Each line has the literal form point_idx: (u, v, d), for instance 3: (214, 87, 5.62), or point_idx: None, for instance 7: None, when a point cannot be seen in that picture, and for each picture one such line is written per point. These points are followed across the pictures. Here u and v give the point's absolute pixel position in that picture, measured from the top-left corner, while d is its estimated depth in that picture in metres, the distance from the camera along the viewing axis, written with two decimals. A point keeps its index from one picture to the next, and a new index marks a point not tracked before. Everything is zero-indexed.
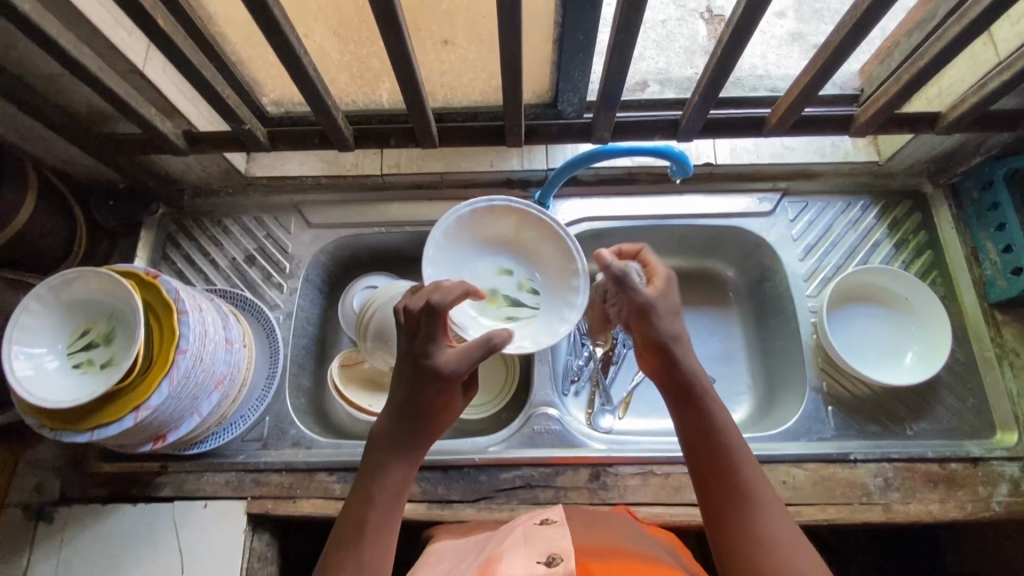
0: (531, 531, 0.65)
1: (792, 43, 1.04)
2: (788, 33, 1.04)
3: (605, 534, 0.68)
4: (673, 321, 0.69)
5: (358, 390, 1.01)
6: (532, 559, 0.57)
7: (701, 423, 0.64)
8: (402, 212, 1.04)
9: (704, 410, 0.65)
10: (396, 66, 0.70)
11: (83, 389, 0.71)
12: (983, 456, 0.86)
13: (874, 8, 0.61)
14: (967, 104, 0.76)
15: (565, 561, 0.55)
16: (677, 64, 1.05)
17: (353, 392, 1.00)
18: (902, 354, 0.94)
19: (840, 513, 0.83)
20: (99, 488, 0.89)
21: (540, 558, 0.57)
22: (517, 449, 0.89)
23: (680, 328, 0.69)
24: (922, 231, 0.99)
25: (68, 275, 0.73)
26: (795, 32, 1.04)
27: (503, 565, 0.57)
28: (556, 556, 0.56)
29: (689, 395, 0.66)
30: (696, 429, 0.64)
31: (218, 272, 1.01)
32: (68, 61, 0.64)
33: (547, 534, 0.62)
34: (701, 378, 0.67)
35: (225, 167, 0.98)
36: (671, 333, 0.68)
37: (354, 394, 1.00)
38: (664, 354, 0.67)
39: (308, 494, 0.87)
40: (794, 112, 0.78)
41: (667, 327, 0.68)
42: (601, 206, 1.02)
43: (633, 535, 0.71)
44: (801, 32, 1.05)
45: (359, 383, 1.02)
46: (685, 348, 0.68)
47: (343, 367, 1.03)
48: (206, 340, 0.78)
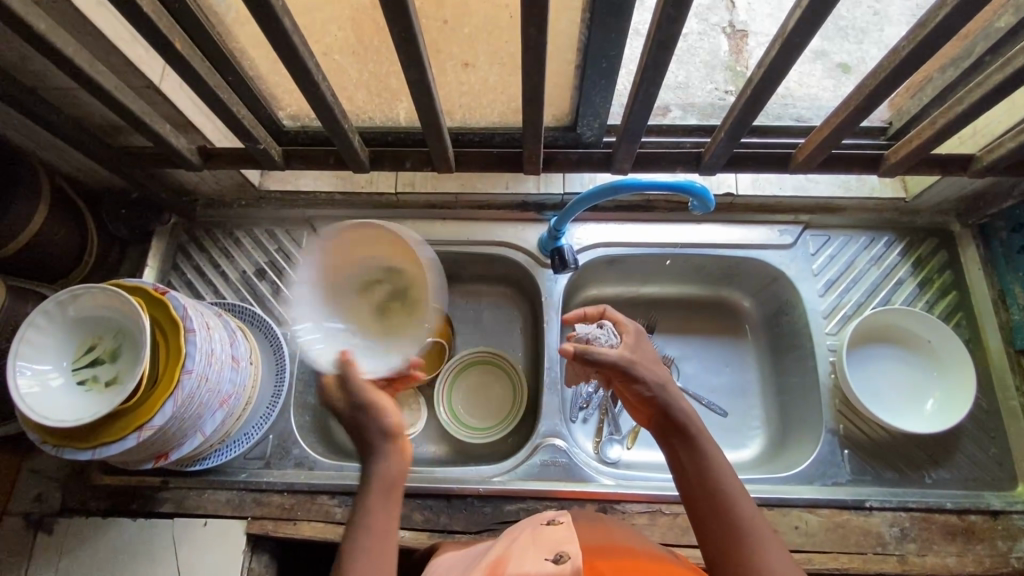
0: (538, 531, 0.61)
1: (815, 61, 1.02)
2: (811, 50, 1.03)
3: (614, 537, 0.63)
4: (657, 371, 0.68)
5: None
6: (540, 556, 0.54)
7: (696, 467, 0.61)
8: (415, 230, 1.03)
9: (696, 453, 0.62)
10: (416, 91, 0.68)
11: (87, 408, 0.70)
12: (1003, 509, 0.83)
13: (915, 54, 0.58)
14: (1003, 149, 0.74)
15: (573, 559, 0.51)
16: (697, 79, 1.05)
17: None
18: (923, 401, 0.91)
19: (853, 562, 0.81)
20: (100, 501, 0.88)
21: (549, 555, 0.53)
22: (522, 480, 0.88)
23: (664, 377, 0.67)
24: (947, 271, 0.96)
25: (75, 290, 0.72)
26: (818, 50, 1.03)
27: (511, 564, 0.53)
28: (565, 554, 0.52)
29: (680, 440, 0.63)
30: (693, 476, 0.61)
31: (228, 285, 1.00)
32: (84, 79, 0.63)
33: (554, 533, 0.59)
34: (695, 423, 0.64)
35: (239, 181, 0.97)
36: (657, 384, 0.66)
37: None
38: (655, 406, 0.65)
39: (309, 517, 0.86)
40: (823, 150, 0.76)
41: (649, 375, 0.66)
42: (617, 231, 1.01)
43: (641, 539, 0.66)
44: (825, 49, 1.03)
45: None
46: (674, 395, 0.66)
47: None
48: (213, 359, 0.76)
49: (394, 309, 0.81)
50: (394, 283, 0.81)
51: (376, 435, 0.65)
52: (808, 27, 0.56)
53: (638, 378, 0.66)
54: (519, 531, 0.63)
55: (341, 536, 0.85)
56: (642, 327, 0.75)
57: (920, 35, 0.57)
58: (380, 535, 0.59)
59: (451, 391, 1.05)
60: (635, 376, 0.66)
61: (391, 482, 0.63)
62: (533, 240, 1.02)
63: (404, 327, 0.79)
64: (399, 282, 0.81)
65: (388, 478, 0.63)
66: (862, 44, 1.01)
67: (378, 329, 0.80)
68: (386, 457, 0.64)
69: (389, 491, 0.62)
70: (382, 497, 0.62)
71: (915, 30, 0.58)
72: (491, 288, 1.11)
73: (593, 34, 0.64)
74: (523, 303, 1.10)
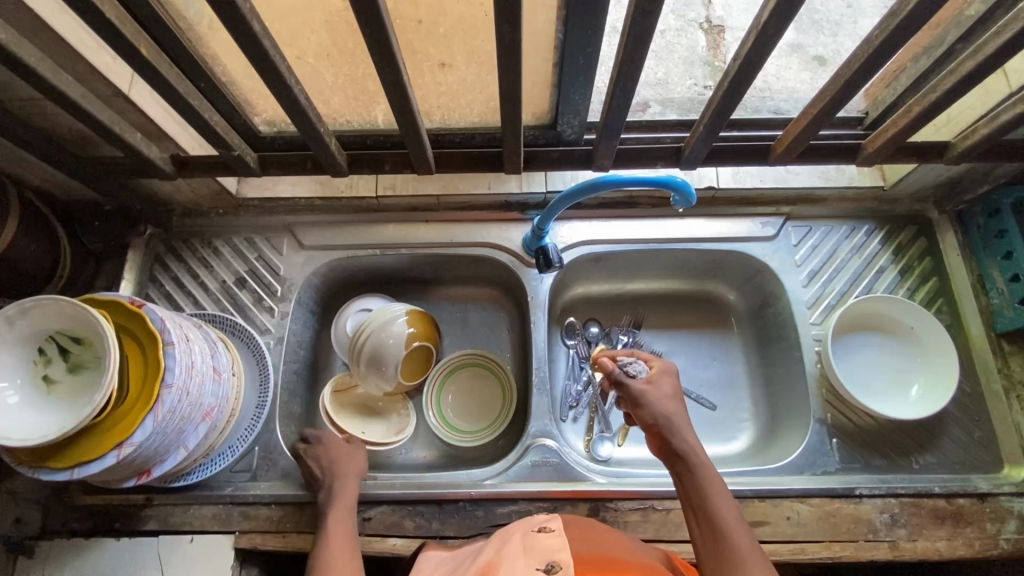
0: (528, 538, 0.61)
1: (791, 54, 1.03)
2: (787, 43, 1.03)
3: (604, 546, 0.63)
4: (667, 404, 0.74)
5: (352, 416, 0.99)
6: (530, 566, 0.54)
7: (695, 492, 0.67)
8: (398, 234, 1.02)
9: (694, 477, 0.68)
10: (391, 93, 0.67)
11: (40, 425, 0.68)
12: (990, 491, 0.84)
13: (888, 44, 0.59)
14: (977, 135, 0.74)
15: (565, 569, 0.52)
16: (676, 75, 1.05)
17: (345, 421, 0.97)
18: (908, 386, 0.92)
19: (845, 550, 0.81)
20: (82, 521, 0.86)
21: (540, 565, 0.53)
22: (515, 482, 0.87)
23: (672, 409, 0.74)
24: (927, 258, 0.98)
25: (12, 306, 0.68)
26: (794, 43, 1.03)
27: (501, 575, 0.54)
28: (556, 564, 0.53)
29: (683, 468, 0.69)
30: (694, 497, 0.67)
31: (208, 295, 0.99)
32: (47, 89, 0.61)
33: (545, 542, 0.59)
34: (693, 451, 0.70)
35: (216, 189, 0.95)
36: (663, 415, 0.73)
37: (346, 423, 0.97)
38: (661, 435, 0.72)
39: (297, 529, 0.85)
40: (802, 142, 0.77)
41: (656, 407, 0.74)
42: (601, 228, 1.00)
43: (627, 546, 0.66)
44: (801, 42, 1.03)
45: (352, 412, 1.00)
46: (677, 425, 0.72)
47: (336, 393, 1.00)
48: (193, 372, 0.75)
49: (82, 379, 0.72)
50: (60, 346, 0.72)
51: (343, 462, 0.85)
52: (782, 20, 0.56)
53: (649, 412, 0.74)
54: (511, 537, 0.64)
55: None
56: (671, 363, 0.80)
57: (891, 25, 0.57)
58: (341, 547, 0.72)
59: (440, 397, 1.04)
60: (643, 407, 0.74)
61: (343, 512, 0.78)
62: (517, 240, 1.01)
63: (66, 393, 0.71)
64: (68, 339, 0.72)
65: (343, 506, 0.79)
66: (836, 37, 1.02)
67: (72, 398, 0.70)
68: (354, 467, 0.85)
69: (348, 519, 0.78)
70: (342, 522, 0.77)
71: (887, 20, 0.59)
72: (476, 289, 1.11)
73: (568, 32, 0.64)
74: (510, 304, 1.09)
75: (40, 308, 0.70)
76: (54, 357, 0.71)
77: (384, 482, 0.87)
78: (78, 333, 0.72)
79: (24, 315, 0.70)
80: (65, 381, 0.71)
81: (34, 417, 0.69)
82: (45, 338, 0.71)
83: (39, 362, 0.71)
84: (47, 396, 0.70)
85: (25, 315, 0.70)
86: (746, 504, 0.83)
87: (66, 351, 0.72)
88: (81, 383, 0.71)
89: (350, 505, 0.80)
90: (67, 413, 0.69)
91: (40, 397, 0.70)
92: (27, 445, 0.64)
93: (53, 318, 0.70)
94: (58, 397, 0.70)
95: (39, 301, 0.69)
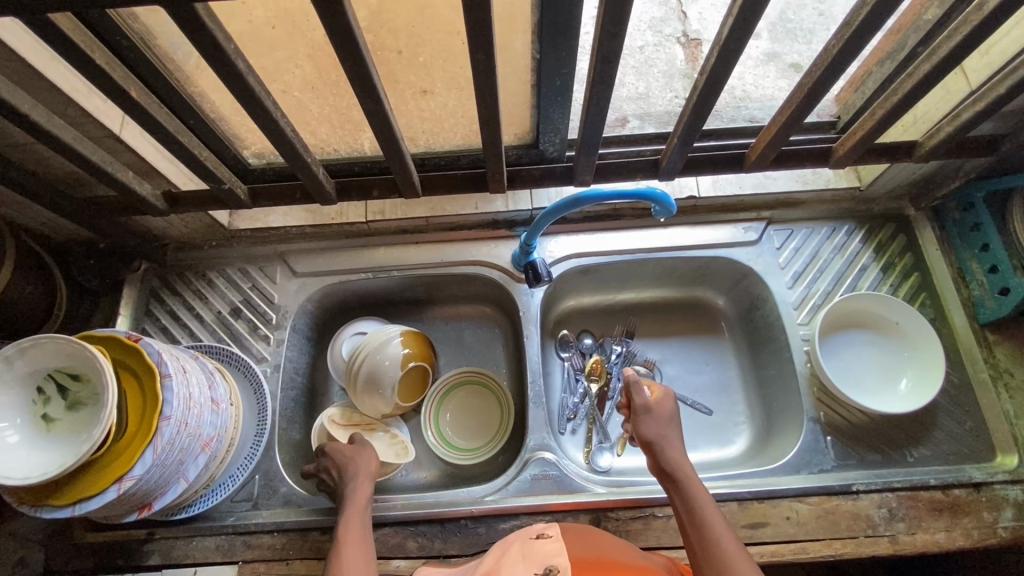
0: (527, 545, 0.65)
1: (768, 62, 1.07)
2: (763, 53, 1.07)
3: (603, 545, 0.67)
4: (663, 425, 0.80)
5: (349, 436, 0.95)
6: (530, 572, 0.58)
7: (684, 502, 0.72)
8: (390, 256, 1.04)
9: (684, 489, 0.73)
10: (374, 122, 0.70)
11: (42, 463, 0.68)
12: (985, 481, 0.85)
13: (845, 52, 0.61)
14: (942, 133, 0.77)
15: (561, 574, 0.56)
16: (657, 88, 1.08)
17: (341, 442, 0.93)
18: (897, 380, 0.93)
19: (846, 547, 0.82)
20: (85, 559, 0.86)
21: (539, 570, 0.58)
22: (515, 497, 0.87)
23: (666, 430, 0.80)
24: (908, 254, 1.00)
25: (15, 345, 0.70)
26: (769, 52, 1.07)
27: None
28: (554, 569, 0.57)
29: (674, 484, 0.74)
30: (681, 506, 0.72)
31: (204, 327, 1.00)
32: (41, 134, 0.63)
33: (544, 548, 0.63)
34: (684, 469, 0.75)
35: (208, 222, 0.97)
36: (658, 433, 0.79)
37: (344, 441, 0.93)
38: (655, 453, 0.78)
39: (301, 555, 0.85)
40: (774, 148, 0.79)
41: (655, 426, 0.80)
42: (588, 241, 1.03)
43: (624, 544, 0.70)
44: (776, 51, 1.07)
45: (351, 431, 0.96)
46: (671, 445, 0.78)
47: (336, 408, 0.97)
48: (191, 404, 0.76)
49: (82, 415, 0.72)
50: (59, 383, 0.72)
51: (358, 461, 0.85)
52: (741, 33, 0.59)
53: (645, 429, 0.80)
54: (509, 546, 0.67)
55: None
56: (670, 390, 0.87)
57: (847, 34, 0.60)
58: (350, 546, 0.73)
59: (438, 416, 1.04)
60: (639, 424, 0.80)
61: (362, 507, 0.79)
62: (506, 256, 1.03)
63: (66, 430, 0.71)
64: (66, 376, 0.72)
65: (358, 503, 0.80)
66: (811, 44, 1.06)
67: (73, 434, 0.71)
68: (366, 459, 0.86)
69: (363, 520, 0.78)
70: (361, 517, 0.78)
71: (842, 29, 0.61)
72: (470, 307, 1.12)
73: (543, 53, 0.67)
74: (503, 320, 1.11)
75: (38, 346, 0.71)
76: (52, 394, 0.72)
77: (385, 504, 0.87)
78: (76, 369, 0.72)
79: (23, 354, 0.71)
80: (64, 418, 0.72)
81: (36, 454, 0.69)
82: (43, 376, 0.72)
83: (37, 401, 0.72)
84: (46, 433, 0.71)
85: (24, 354, 0.71)
86: (744, 506, 0.84)
87: (64, 387, 0.72)
88: (81, 419, 0.72)
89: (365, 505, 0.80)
90: (68, 449, 0.70)
91: (40, 435, 0.71)
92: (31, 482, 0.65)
93: (51, 355, 0.71)
94: (60, 433, 0.71)
95: (38, 339, 0.70)
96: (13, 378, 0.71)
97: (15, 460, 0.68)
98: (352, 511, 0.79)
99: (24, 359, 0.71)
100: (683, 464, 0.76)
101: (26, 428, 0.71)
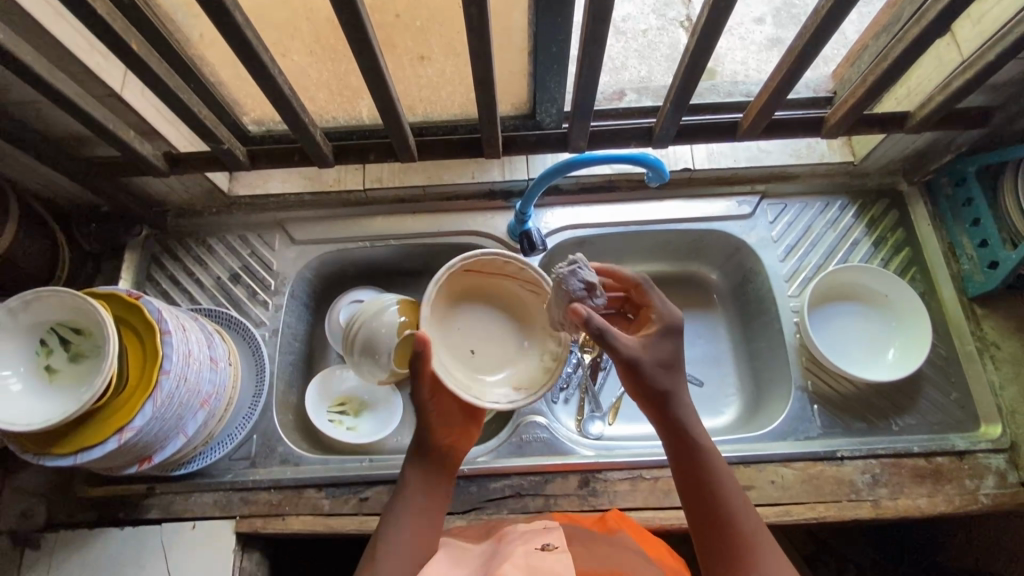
0: (531, 554, 0.62)
1: (771, 48, 1.06)
2: (767, 38, 1.06)
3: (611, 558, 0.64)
4: (670, 377, 0.69)
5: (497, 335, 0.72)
6: None
7: (698, 473, 0.66)
8: (387, 225, 1.05)
9: (700, 458, 0.67)
10: (371, 83, 0.71)
11: (46, 411, 0.70)
12: (968, 449, 0.87)
13: (833, 13, 0.62)
14: (933, 102, 0.78)
15: None
16: (660, 73, 1.06)
17: (467, 330, 0.71)
18: (885, 350, 0.95)
19: (829, 510, 0.84)
20: (87, 512, 0.88)
21: None
22: (506, 458, 0.89)
23: (673, 378, 0.69)
24: (899, 229, 1.01)
25: (23, 297, 0.72)
26: (773, 38, 1.06)
27: None
28: None
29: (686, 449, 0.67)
30: (692, 475, 0.67)
31: (203, 291, 1.01)
32: (43, 86, 0.64)
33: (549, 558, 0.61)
34: (697, 431, 0.68)
35: (208, 187, 0.99)
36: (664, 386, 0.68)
37: (465, 330, 0.71)
38: (660, 404, 0.68)
39: (297, 511, 0.87)
40: (766, 115, 0.80)
41: (661, 377, 0.68)
42: (584, 213, 1.04)
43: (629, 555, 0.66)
44: (780, 36, 1.06)
45: (523, 334, 0.73)
46: (681, 399, 0.69)
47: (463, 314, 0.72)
48: (191, 360, 0.78)
49: (83, 367, 0.74)
50: (61, 336, 0.74)
51: (434, 423, 0.73)
52: None
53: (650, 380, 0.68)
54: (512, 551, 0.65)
55: (330, 526, 0.86)
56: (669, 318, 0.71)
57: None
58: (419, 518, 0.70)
59: None
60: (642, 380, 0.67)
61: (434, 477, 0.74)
62: (502, 227, 1.04)
63: (68, 381, 0.73)
64: (69, 330, 0.74)
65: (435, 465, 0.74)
66: None
67: (74, 384, 0.73)
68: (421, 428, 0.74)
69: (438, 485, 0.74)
70: (423, 491, 0.72)
71: None
72: None
73: (539, 18, 0.67)
74: None
75: (42, 299, 0.72)
76: (54, 346, 0.74)
77: (381, 463, 0.89)
78: (78, 322, 0.75)
79: (27, 308, 0.72)
80: (65, 369, 0.74)
81: (40, 403, 0.71)
82: (46, 329, 0.74)
83: (38, 352, 0.74)
84: (48, 382, 0.73)
85: (29, 307, 0.73)
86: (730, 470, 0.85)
87: (67, 340, 0.74)
88: (81, 371, 0.74)
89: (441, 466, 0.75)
90: (71, 398, 0.72)
91: (43, 384, 0.73)
92: (37, 428, 0.67)
93: (54, 308, 0.73)
94: (62, 383, 0.73)
95: (44, 292, 0.72)
96: (16, 329, 0.73)
97: (19, 408, 0.70)
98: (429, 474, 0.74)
99: (28, 311, 0.73)
100: (693, 418, 0.69)
101: (28, 378, 0.72)
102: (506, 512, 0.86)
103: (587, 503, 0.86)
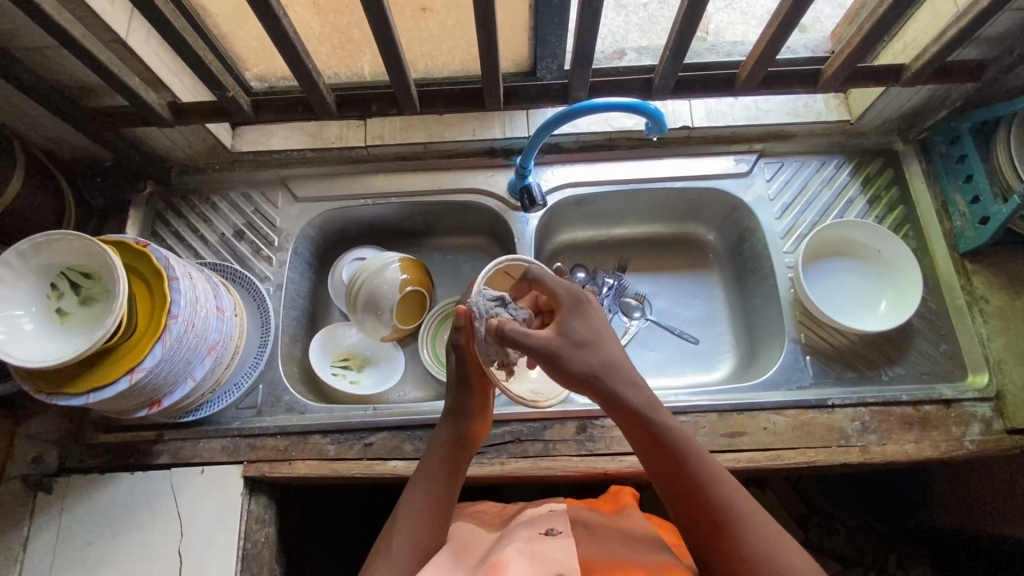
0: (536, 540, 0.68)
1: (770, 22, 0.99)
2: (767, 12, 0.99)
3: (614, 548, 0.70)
4: (591, 356, 0.68)
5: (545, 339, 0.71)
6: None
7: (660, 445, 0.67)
8: (389, 182, 1.06)
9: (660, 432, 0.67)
10: (375, 29, 0.72)
11: (58, 351, 0.72)
12: (955, 398, 0.89)
13: None
14: (928, 53, 0.80)
15: None
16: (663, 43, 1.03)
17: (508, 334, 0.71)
18: (877, 303, 0.97)
19: (819, 455, 0.86)
20: (97, 458, 0.90)
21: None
22: (507, 406, 0.91)
23: (595, 357, 0.68)
24: (893, 187, 1.02)
25: (35, 239, 0.73)
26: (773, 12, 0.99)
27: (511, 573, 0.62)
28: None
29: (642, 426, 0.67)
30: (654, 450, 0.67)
31: (207, 247, 1.03)
32: (51, 27, 0.65)
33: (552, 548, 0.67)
34: (647, 402, 0.68)
35: (211, 141, 0.99)
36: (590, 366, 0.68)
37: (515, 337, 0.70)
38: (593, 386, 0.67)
39: (302, 456, 0.89)
40: (762, 68, 0.82)
41: (577, 354, 0.67)
42: (582, 172, 1.05)
43: (630, 538, 0.72)
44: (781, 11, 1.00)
45: None
46: (617, 376, 0.68)
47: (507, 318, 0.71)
48: (198, 307, 0.80)
49: (93, 310, 0.76)
50: (70, 280, 0.76)
51: (463, 411, 0.77)
52: None
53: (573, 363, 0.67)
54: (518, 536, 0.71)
55: (334, 471, 0.88)
56: (576, 298, 0.72)
57: None
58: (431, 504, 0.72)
59: (436, 336, 1.07)
60: (568, 364, 0.67)
61: (452, 466, 0.76)
62: (502, 185, 1.06)
63: (78, 323, 0.75)
64: (79, 275, 0.76)
65: (454, 455, 0.76)
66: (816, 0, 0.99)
67: (85, 326, 0.75)
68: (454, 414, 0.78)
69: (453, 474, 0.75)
70: (440, 477, 0.74)
71: None
72: (468, 239, 1.15)
73: None
74: (499, 251, 1.14)
75: (53, 242, 0.74)
76: (64, 290, 0.76)
77: (384, 411, 0.92)
78: (88, 267, 0.76)
79: (39, 250, 0.74)
80: (76, 312, 0.75)
81: (52, 343, 0.73)
82: (56, 273, 0.75)
83: (48, 296, 0.75)
84: (59, 324, 0.75)
85: (40, 249, 0.74)
86: (724, 417, 0.88)
87: (76, 284, 0.76)
88: (91, 314, 0.76)
89: (460, 458, 0.77)
90: (81, 339, 0.73)
91: (54, 326, 0.74)
92: (50, 365, 0.68)
93: (64, 252, 0.75)
94: (74, 324, 0.75)
95: (55, 235, 0.73)
96: (28, 271, 0.74)
97: (32, 347, 0.72)
98: (447, 463, 0.76)
99: (39, 254, 0.74)
100: (641, 397, 0.68)
101: (40, 319, 0.74)
102: (506, 457, 0.88)
103: (585, 448, 0.88)
